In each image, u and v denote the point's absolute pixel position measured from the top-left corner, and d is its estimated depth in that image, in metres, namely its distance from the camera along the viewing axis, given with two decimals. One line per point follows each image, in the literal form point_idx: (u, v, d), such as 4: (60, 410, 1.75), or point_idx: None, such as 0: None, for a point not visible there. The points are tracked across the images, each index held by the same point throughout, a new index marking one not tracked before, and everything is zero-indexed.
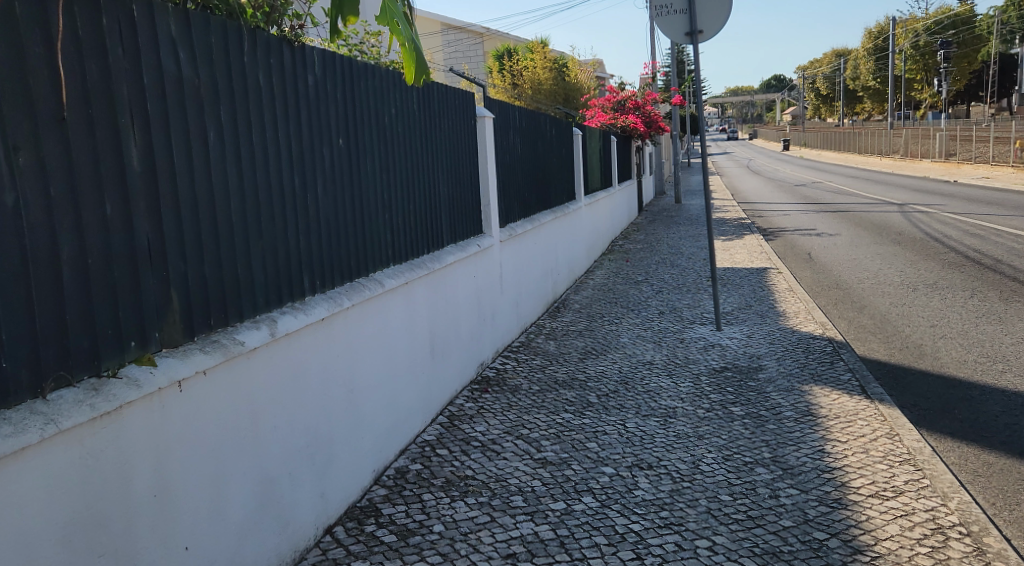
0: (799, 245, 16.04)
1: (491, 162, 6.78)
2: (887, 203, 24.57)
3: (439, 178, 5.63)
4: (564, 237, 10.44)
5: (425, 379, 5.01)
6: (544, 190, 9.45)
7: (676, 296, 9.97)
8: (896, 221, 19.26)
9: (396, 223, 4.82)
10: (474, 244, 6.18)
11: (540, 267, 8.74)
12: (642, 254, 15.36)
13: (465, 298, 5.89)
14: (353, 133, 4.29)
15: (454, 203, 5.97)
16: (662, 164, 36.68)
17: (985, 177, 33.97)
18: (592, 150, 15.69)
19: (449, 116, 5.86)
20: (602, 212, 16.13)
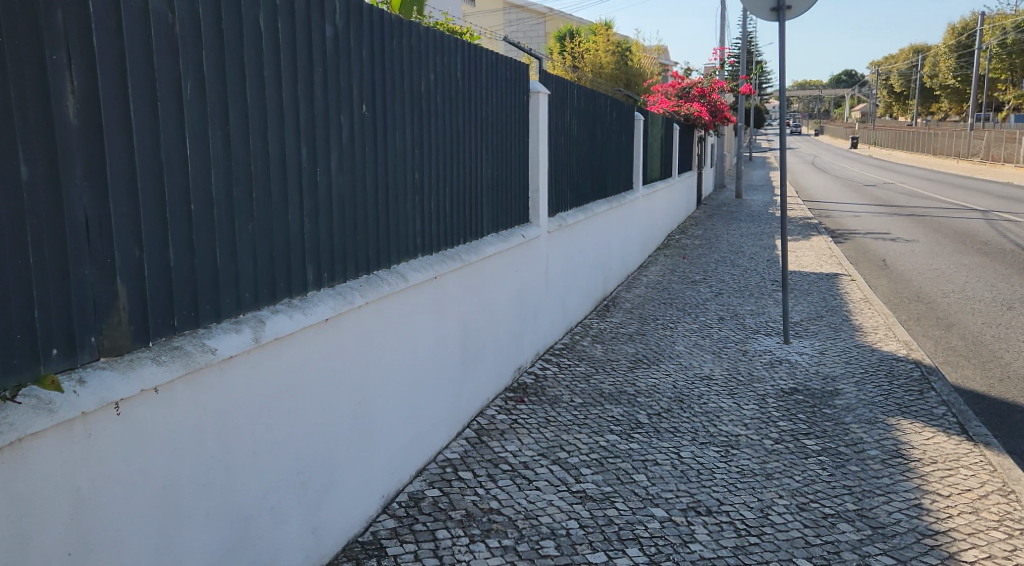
0: (870, 251, 15.09)
1: (543, 144, 6.09)
2: (963, 210, 23.27)
3: (483, 157, 4.96)
4: (619, 229, 9.71)
5: (452, 387, 4.35)
6: (600, 179, 8.75)
7: (738, 300, 9.22)
8: (976, 230, 18.13)
9: (429, 207, 4.16)
10: (519, 234, 5.49)
11: (591, 261, 8.04)
12: (700, 250, 14.55)
13: (504, 294, 5.21)
14: (382, 100, 3.62)
15: (498, 187, 5.29)
16: (723, 156, 35.50)
17: None
18: (653, 137, 14.86)
19: (498, 88, 5.18)
20: (660, 204, 15.33)
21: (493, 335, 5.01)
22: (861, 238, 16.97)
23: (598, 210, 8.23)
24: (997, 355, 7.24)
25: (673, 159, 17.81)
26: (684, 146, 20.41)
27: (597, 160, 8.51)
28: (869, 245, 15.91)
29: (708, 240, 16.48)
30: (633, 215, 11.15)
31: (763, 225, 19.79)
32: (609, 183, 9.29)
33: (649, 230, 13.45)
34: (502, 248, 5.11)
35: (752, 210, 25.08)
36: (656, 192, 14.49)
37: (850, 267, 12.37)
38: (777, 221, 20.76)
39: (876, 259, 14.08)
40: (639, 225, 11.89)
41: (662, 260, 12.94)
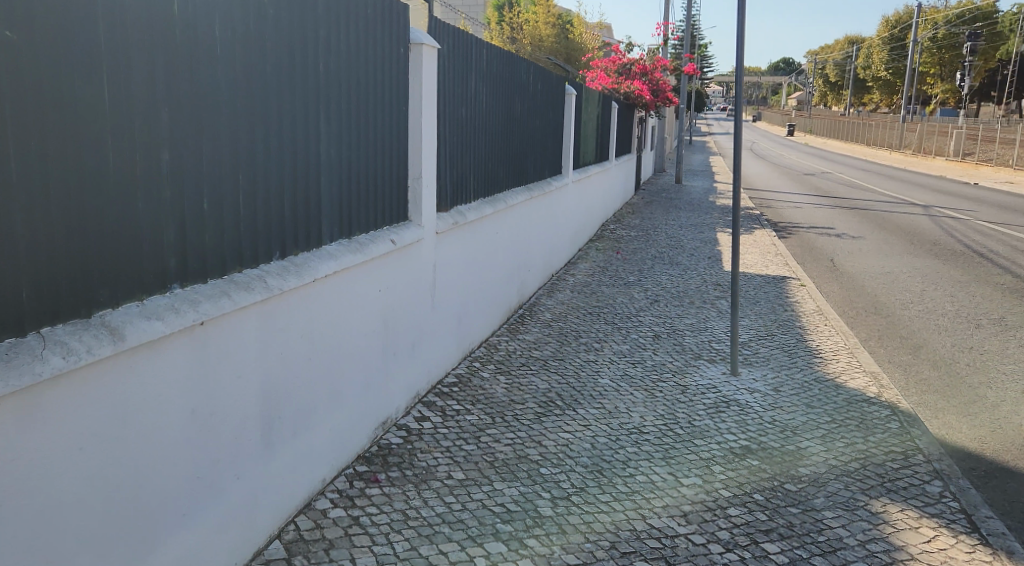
0: (817, 249, 14.02)
1: (429, 116, 4.59)
2: (906, 204, 22.59)
3: (316, 128, 3.49)
4: (541, 223, 8.29)
5: (227, 475, 2.93)
6: (519, 164, 7.30)
7: (677, 312, 7.93)
8: (923, 228, 17.30)
9: (184, 203, 2.73)
10: (384, 241, 4.02)
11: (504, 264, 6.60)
12: (636, 244, 13.26)
13: (355, 324, 3.76)
14: (40, 25, 2.17)
15: (352, 174, 3.84)
16: (664, 140, 34.40)
17: (1002, 182, 32.35)
18: (589, 117, 13.49)
19: (347, 31, 3.71)
20: (594, 190, 13.96)
21: (331, 385, 3.57)
22: (805, 234, 15.96)
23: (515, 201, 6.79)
24: (980, 397, 6.10)
25: (610, 141, 16.45)
26: (623, 128, 19.07)
27: (515, 142, 7.06)
28: (815, 242, 14.87)
29: (645, 231, 15.21)
30: (560, 206, 9.74)
31: (703, 215, 18.65)
32: (530, 169, 7.87)
33: (580, 220, 12.06)
34: (352, 260, 3.64)
35: (691, 197, 23.97)
36: (589, 177, 13.13)
37: (799, 270, 11.22)
38: (718, 212, 19.66)
39: (824, 258, 12.99)
40: (568, 216, 10.49)
41: (594, 255, 11.60)
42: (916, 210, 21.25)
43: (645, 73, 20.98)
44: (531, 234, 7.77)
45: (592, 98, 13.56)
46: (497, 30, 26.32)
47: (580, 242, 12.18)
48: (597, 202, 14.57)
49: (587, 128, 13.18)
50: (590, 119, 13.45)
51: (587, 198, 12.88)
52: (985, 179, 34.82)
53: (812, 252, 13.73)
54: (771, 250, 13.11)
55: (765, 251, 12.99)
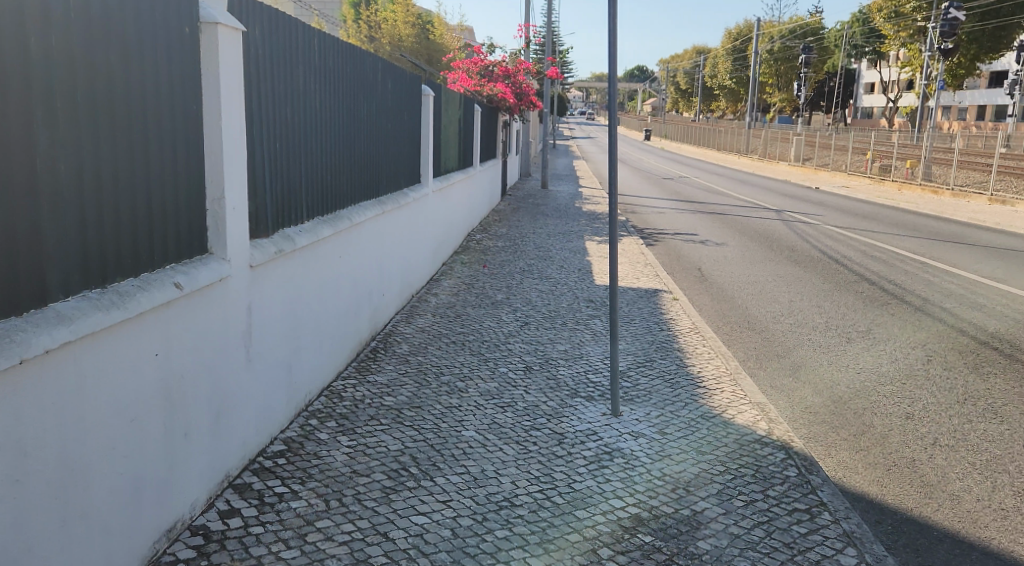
0: (684, 258, 13.78)
1: (225, 121, 3.75)
2: (762, 209, 23.10)
3: (30, 168, 2.69)
4: (396, 239, 7.46)
5: None
6: (368, 173, 6.42)
7: (548, 337, 7.26)
8: (781, 233, 17.53)
9: None
10: (157, 291, 3.18)
11: (350, 291, 5.71)
12: (503, 256, 12.59)
13: (107, 409, 2.92)
14: None
15: (104, 209, 3.07)
16: (528, 144, 34.13)
17: (844, 185, 34.09)
18: (450, 120, 12.71)
19: (81, 39, 2.90)
20: (458, 198, 13.19)
21: (67, 495, 2.73)
22: (671, 242, 15.78)
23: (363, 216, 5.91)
24: (869, 426, 5.71)
25: (474, 145, 15.76)
26: (486, 132, 18.43)
27: (362, 148, 6.18)
28: (682, 250, 14.67)
29: (512, 241, 14.58)
30: (419, 218, 8.90)
31: (571, 223, 18.26)
32: (382, 178, 7.01)
33: (443, 231, 11.26)
34: (99, 322, 2.85)
35: (557, 203, 23.66)
36: (453, 185, 12.35)
37: (670, 282, 10.84)
38: (585, 219, 19.34)
39: (692, 268, 12.73)
40: (427, 227, 9.67)
41: (458, 271, 10.82)
42: (772, 215, 21.70)
43: (508, 75, 20.43)
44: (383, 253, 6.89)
45: (453, 100, 12.80)
46: (354, 28, 25.14)
47: (444, 255, 11.39)
48: (462, 207, 13.85)
49: (448, 132, 12.39)
50: (451, 123, 12.68)
51: (450, 206, 12.11)
52: (829, 182, 36.56)
53: (680, 261, 13.48)
54: (639, 260, 12.74)
55: (634, 261, 12.60)
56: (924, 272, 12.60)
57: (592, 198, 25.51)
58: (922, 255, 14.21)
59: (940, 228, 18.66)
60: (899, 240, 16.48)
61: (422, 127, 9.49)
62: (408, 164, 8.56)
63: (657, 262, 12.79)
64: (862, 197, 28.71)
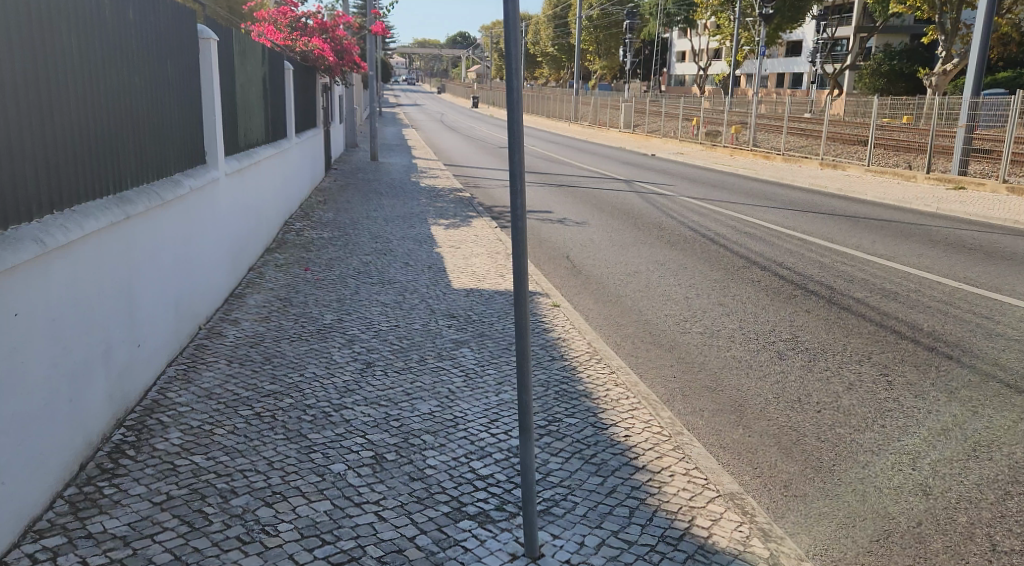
0: (546, 243, 11.83)
1: None
2: (610, 179, 21.64)
3: None
4: (147, 262, 5.17)
5: None
6: (66, 171, 4.14)
7: (401, 398, 5.08)
8: (639, 207, 15.98)
9: None
10: None
11: (32, 376, 3.50)
12: (330, 256, 10.16)
13: None
14: None
15: None
16: (354, 113, 31.15)
17: (679, 151, 33.69)
18: (250, 80, 10.00)
19: None
20: (268, 177, 10.74)
21: None
22: (526, 226, 13.80)
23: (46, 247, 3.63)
24: (887, 514, 3.92)
25: (287, 114, 13.17)
26: (302, 98, 15.70)
27: (45, 135, 3.90)
28: (539, 235, 12.72)
29: (340, 231, 12.12)
30: (195, 220, 6.56)
31: (409, 204, 15.92)
32: (108, 174, 4.69)
33: (246, 225, 8.90)
34: None
35: (390, 180, 21.23)
36: (259, 162, 9.93)
37: (543, 280, 8.83)
38: (424, 198, 17.06)
39: (558, 256, 10.78)
40: (215, 228, 7.33)
41: (272, 283, 8.38)
42: (621, 185, 20.26)
43: (323, 29, 17.66)
44: (116, 293, 4.54)
45: (254, 55, 10.22)
46: None
47: (250, 258, 9.05)
48: (276, 188, 11.43)
49: (249, 96, 9.83)
50: (253, 84, 10.11)
51: (257, 189, 9.74)
52: (663, 149, 36.03)
53: (540, 247, 11.48)
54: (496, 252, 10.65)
55: (491, 254, 10.51)
56: (808, 245, 11.34)
57: (428, 173, 23.20)
58: (796, 225, 13.03)
59: (793, 194, 17.81)
60: (763, 208, 15.38)
61: (197, 91, 7.02)
62: (173, 145, 6.15)
63: (517, 252, 10.75)
64: (701, 162, 28.16)
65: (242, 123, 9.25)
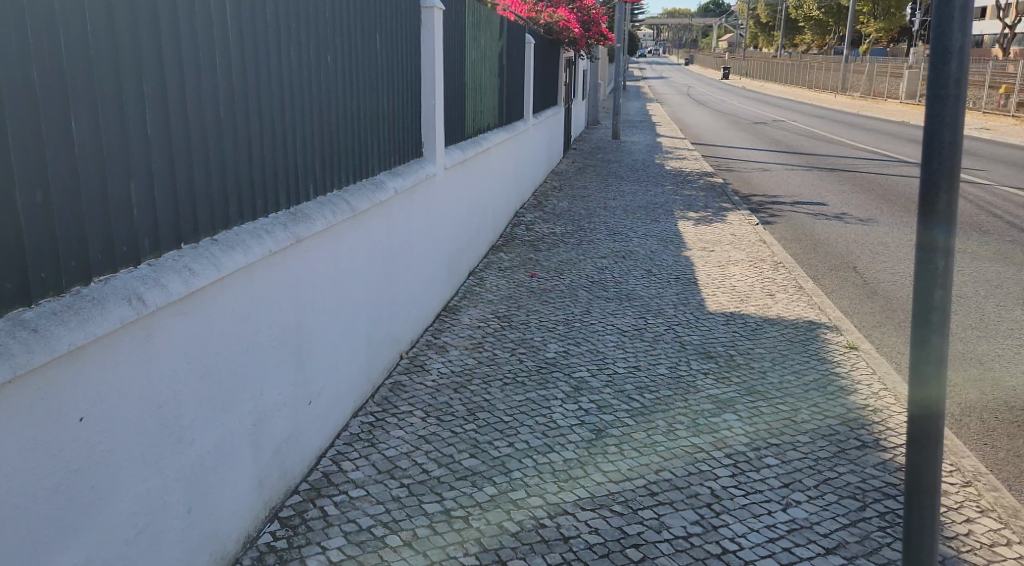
0: (819, 248, 9.83)
1: None
2: (891, 163, 18.60)
3: None
4: (328, 292, 4.24)
5: None
6: (195, 191, 3.24)
7: (655, 510, 3.61)
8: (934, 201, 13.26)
9: None
10: None
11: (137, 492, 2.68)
12: (562, 257, 8.96)
13: None
14: None
15: None
16: (599, 88, 29.86)
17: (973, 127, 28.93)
18: (483, 57, 8.90)
19: None
20: (500, 165, 9.76)
21: None
22: (791, 224, 11.77)
23: (144, 308, 2.66)
24: None
25: (527, 93, 12.14)
26: (543, 75, 14.65)
27: (159, 147, 3.01)
28: (810, 236, 10.69)
29: (575, 225, 10.92)
30: (404, 229, 5.59)
31: (653, 191, 14.39)
32: (265, 188, 3.80)
33: (471, 222, 7.94)
34: None
35: (633, 160, 19.77)
36: (490, 149, 8.93)
37: (827, 304, 6.99)
38: (670, 184, 15.43)
39: (838, 267, 8.80)
40: (432, 232, 6.35)
41: (492, 293, 7.32)
42: (905, 171, 17.25)
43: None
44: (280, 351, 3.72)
45: (492, 29, 9.19)
46: None
47: (472, 259, 8.10)
48: (508, 176, 10.47)
49: (483, 75, 8.82)
50: (489, 62, 9.10)
51: (487, 178, 8.78)
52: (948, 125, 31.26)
53: (813, 253, 9.52)
54: (759, 260, 8.89)
55: (752, 262, 8.78)
56: None
57: (674, 153, 21.43)
58: None
59: None
60: None
61: (415, 76, 6.02)
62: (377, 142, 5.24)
63: (787, 259, 8.89)
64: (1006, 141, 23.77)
65: (472, 107, 8.25)
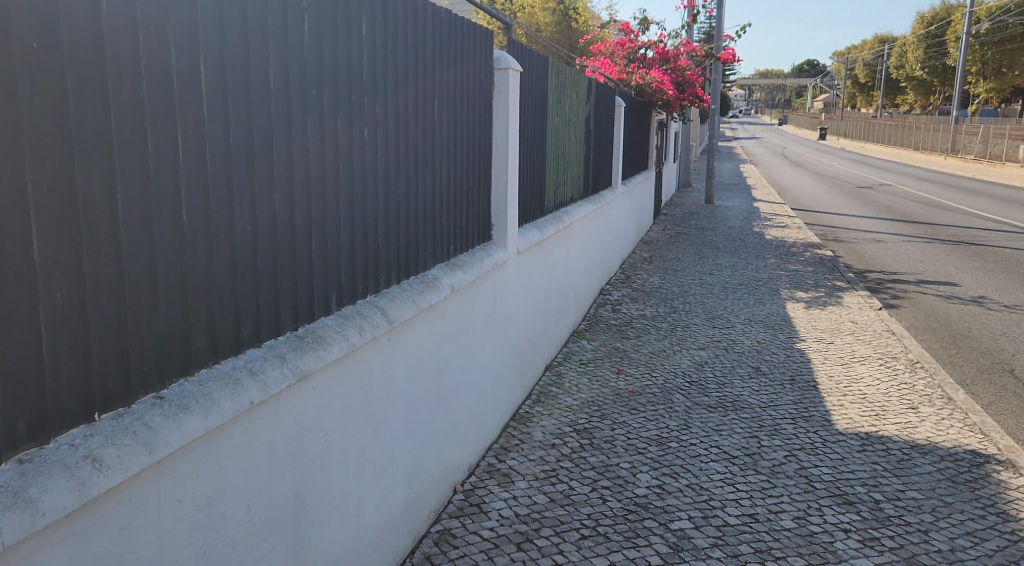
0: (958, 352, 8.45)
1: None
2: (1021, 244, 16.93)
3: None
4: (354, 429, 3.25)
5: None
6: (152, 323, 2.44)
7: None
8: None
9: None
10: None
11: None
12: (654, 348, 7.87)
13: None
14: None
15: None
16: (692, 150, 28.81)
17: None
18: (571, 123, 8.02)
19: None
20: (583, 240, 8.74)
21: None
22: (917, 313, 10.37)
23: None
24: None
25: (617, 160, 11.18)
26: (635, 140, 13.70)
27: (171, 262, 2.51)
28: (944, 332, 9.30)
29: (668, 306, 9.79)
30: (466, 330, 4.59)
31: (754, 266, 13.13)
32: (273, 301, 2.97)
33: (547, 309, 6.90)
34: None
35: (728, 227, 18.49)
36: (572, 224, 7.94)
37: (989, 432, 5.69)
38: (771, 257, 14.14)
39: (986, 377, 7.43)
40: (500, 328, 5.34)
41: (569, 397, 6.24)
42: None
43: (664, 59, 15.54)
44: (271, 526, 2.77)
45: (579, 93, 8.32)
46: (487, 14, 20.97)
47: (550, 352, 7.05)
48: (592, 250, 9.45)
49: (568, 143, 7.91)
50: (575, 128, 8.20)
51: (567, 256, 7.77)
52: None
53: (952, 358, 8.16)
54: (888, 363, 7.60)
55: (882, 367, 7.50)
56: None
57: (773, 220, 20.05)
58: None
59: None
60: None
61: (483, 147, 5.13)
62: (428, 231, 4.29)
63: (922, 364, 7.58)
64: None
65: (554, 178, 7.33)
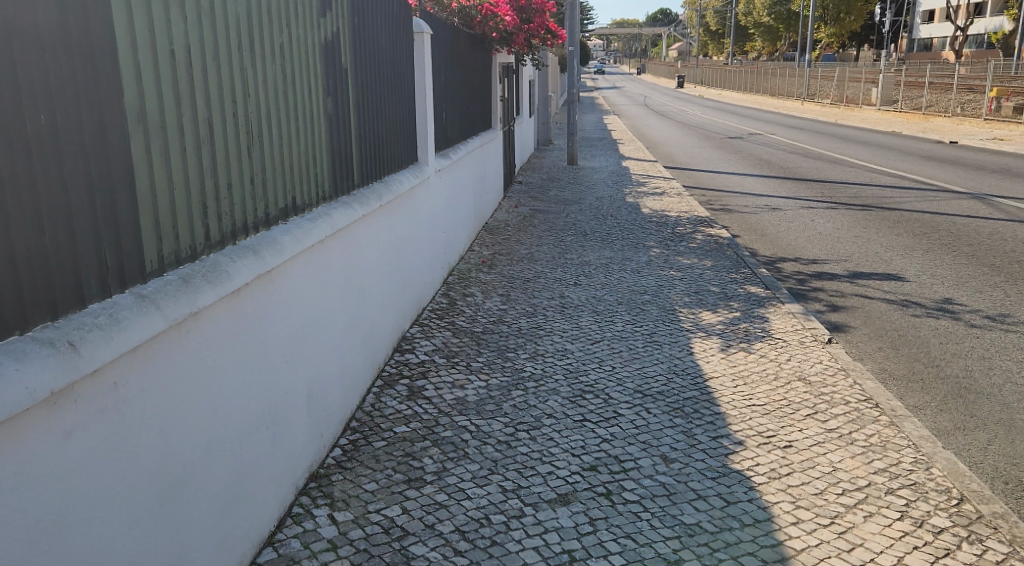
0: (993, 443, 4.97)
1: None
2: (935, 211, 14.28)
3: None
4: None
5: None
6: None
7: None
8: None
9: None
10: None
11: None
12: (469, 512, 3.86)
13: None
14: None
15: None
16: (548, 102, 24.94)
17: (983, 151, 25.25)
18: (265, 41, 3.71)
19: None
20: (335, 278, 4.47)
21: None
22: (880, 347, 6.89)
23: None
24: None
25: (424, 122, 6.93)
26: (462, 88, 9.57)
27: None
28: (940, 393, 5.82)
29: (508, 369, 5.77)
30: None
31: (635, 264, 9.38)
32: None
33: (164, 522, 2.69)
34: None
35: (596, 198, 14.75)
36: (280, 269, 3.66)
37: None
38: (655, 245, 10.44)
39: None
40: None
41: None
42: (964, 221, 12.85)
43: None
44: None
45: None
46: None
47: None
48: (367, 287, 5.19)
49: (255, 89, 3.61)
50: (280, 60, 3.91)
51: (263, 344, 3.50)
52: (946, 146, 27.26)
53: (993, 467, 4.64)
54: (912, 517, 3.87)
55: (901, 535, 3.74)
56: None
57: (647, 185, 16.48)
58: None
59: None
60: None
61: None
62: None
63: (973, 510, 3.92)
64: None
65: (180, 162, 2.99)
